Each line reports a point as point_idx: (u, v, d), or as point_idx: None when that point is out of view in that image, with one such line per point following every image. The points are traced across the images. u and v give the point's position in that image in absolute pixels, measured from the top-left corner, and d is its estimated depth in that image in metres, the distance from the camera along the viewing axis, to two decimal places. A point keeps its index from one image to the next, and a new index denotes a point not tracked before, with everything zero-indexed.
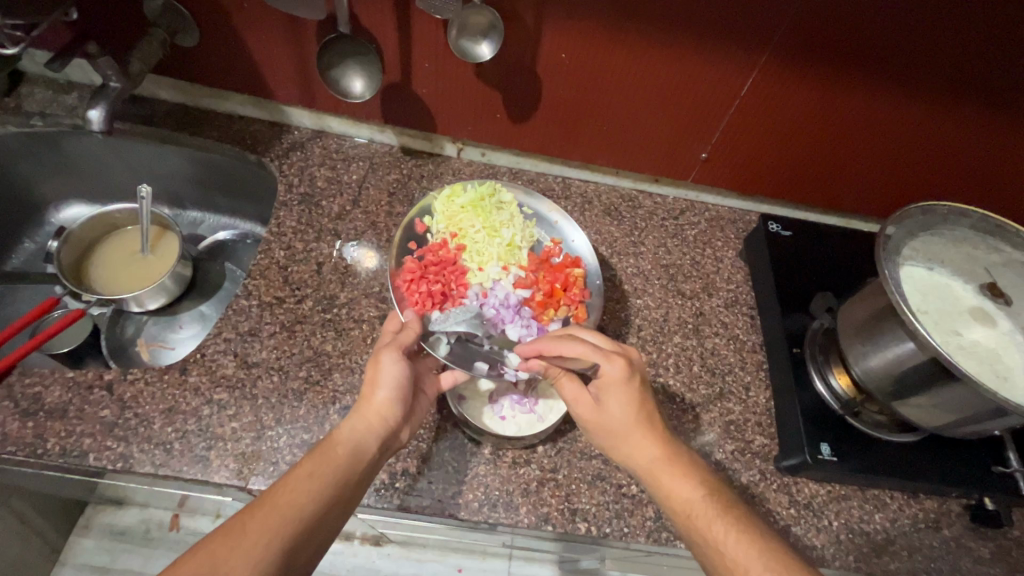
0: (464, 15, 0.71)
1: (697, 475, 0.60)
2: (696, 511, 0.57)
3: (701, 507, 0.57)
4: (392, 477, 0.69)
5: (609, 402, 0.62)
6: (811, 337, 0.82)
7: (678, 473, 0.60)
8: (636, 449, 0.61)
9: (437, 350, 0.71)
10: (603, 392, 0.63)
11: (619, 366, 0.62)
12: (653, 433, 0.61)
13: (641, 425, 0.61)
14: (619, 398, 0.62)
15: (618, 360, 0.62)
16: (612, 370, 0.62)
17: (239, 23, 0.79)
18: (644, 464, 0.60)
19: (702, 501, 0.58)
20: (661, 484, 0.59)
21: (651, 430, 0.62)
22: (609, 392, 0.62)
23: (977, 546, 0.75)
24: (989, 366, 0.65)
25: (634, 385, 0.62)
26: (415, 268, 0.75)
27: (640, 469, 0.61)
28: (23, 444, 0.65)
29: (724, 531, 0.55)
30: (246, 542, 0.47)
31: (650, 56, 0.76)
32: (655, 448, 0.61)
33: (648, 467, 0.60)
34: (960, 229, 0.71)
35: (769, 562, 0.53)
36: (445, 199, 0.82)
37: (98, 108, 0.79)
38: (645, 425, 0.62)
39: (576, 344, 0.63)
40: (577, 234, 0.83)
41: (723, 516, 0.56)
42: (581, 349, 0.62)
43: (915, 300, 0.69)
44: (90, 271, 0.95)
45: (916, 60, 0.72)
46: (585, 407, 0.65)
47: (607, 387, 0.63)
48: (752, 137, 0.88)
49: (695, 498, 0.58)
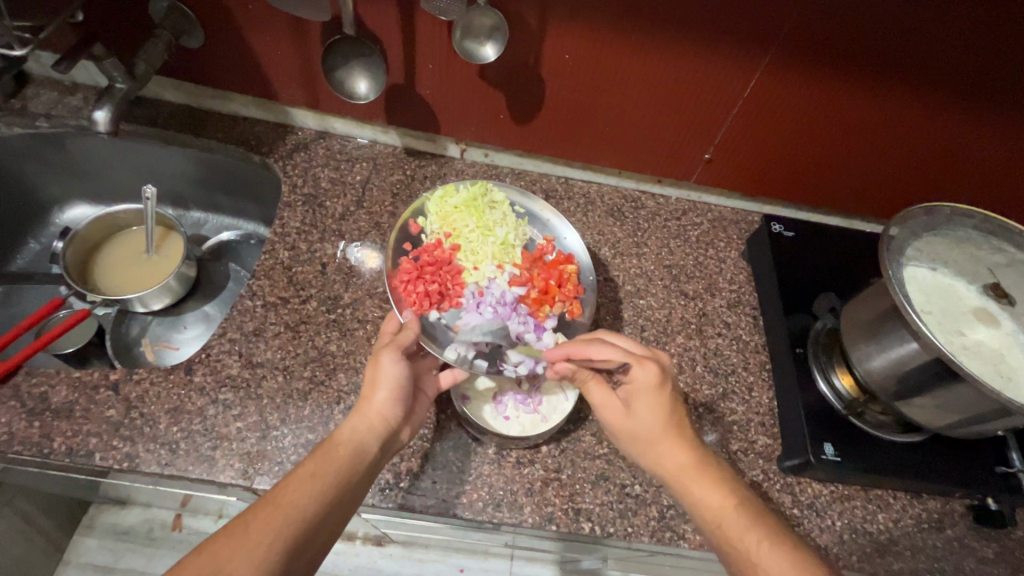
0: (469, 16, 0.72)
1: (727, 483, 0.60)
2: (727, 520, 0.57)
3: (733, 517, 0.57)
4: (396, 476, 0.69)
5: (639, 407, 0.63)
6: (814, 337, 0.83)
7: (708, 481, 0.60)
8: (665, 454, 0.61)
9: (444, 352, 0.71)
10: (634, 395, 0.64)
11: (652, 370, 0.62)
12: (683, 439, 0.62)
13: (671, 431, 0.62)
14: (649, 402, 0.63)
15: (652, 365, 0.62)
16: (644, 374, 0.63)
17: (244, 24, 0.79)
18: (672, 470, 0.61)
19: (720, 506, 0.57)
20: (690, 491, 0.60)
21: (681, 436, 0.62)
22: (640, 397, 0.63)
23: (980, 546, 0.75)
24: (993, 366, 0.65)
25: (666, 390, 0.63)
26: (411, 268, 0.75)
27: (668, 476, 0.61)
28: (30, 443, 0.66)
29: (757, 541, 0.55)
30: (249, 542, 0.48)
31: (652, 57, 0.77)
32: (684, 455, 0.61)
33: (677, 474, 0.61)
34: (964, 229, 0.70)
35: (779, 564, 0.53)
36: (438, 199, 0.82)
37: (104, 109, 0.79)
38: (675, 431, 0.62)
39: (608, 349, 0.63)
40: (569, 232, 0.84)
41: (753, 526, 0.57)
42: (611, 353, 0.63)
43: (919, 300, 0.69)
44: (94, 271, 0.95)
45: (919, 61, 0.72)
46: (612, 411, 0.65)
47: (638, 391, 0.63)
48: (754, 138, 0.88)
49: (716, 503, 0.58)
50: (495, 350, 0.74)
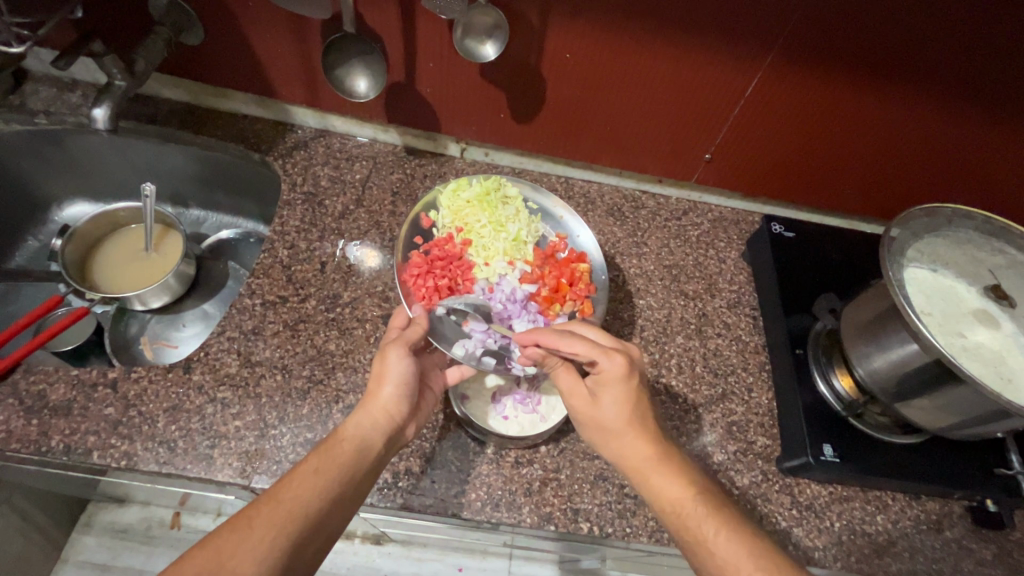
0: (469, 15, 0.71)
1: (686, 475, 0.60)
2: (687, 509, 0.57)
3: (692, 507, 0.57)
4: (395, 475, 0.69)
5: (604, 398, 0.63)
6: (815, 338, 0.82)
7: (670, 474, 0.59)
8: (626, 446, 0.61)
9: (450, 348, 0.71)
10: (600, 386, 0.63)
11: (618, 363, 0.62)
12: (646, 432, 0.62)
13: (634, 423, 0.62)
14: (615, 396, 0.62)
15: (618, 357, 0.62)
16: (611, 366, 0.62)
17: (243, 22, 0.79)
18: (632, 461, 0.61)
19: (690, 500, 0.57)
20: (649, 482, 0.60)
21: (643, 430, 0.62)
22: (607, 389, 0.63)
23: (979, 548, 0.75)
24: (994, 368, 0.65)
25: (632, 383, 0.63)
26: (421, 263, 0.76)
27: (630, 467, 0.61)
28: (28, 441, 0.65)
29: (714, 529, 0.55)
30: (252, 538, 0.48)
31: (652, 56, 0.76)
32: (647, 448, 0.61)
33: (639, 466, 0.60)
34: (964, 230, 0.71)
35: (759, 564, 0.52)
36: (450, 193, 0.81)
37: (103, 107, 0.80)
38: (639, 423, 0.62)
39: (576, 342, 0.63)
40: (584, 230, 0.83)
41: (713, 516, 0.56)
42: (579, 346, 0.63)
43: (920, 302, 0.69)
44: (93, 269, 0.95)
45: (921, 63, 0.72)
46: (579, 399, 0.65)
47: (603, 382, 0.63)
48: (755, 137, 0.88)
49: (684, 496, 0.58)
50: (504, 347, 0.74)
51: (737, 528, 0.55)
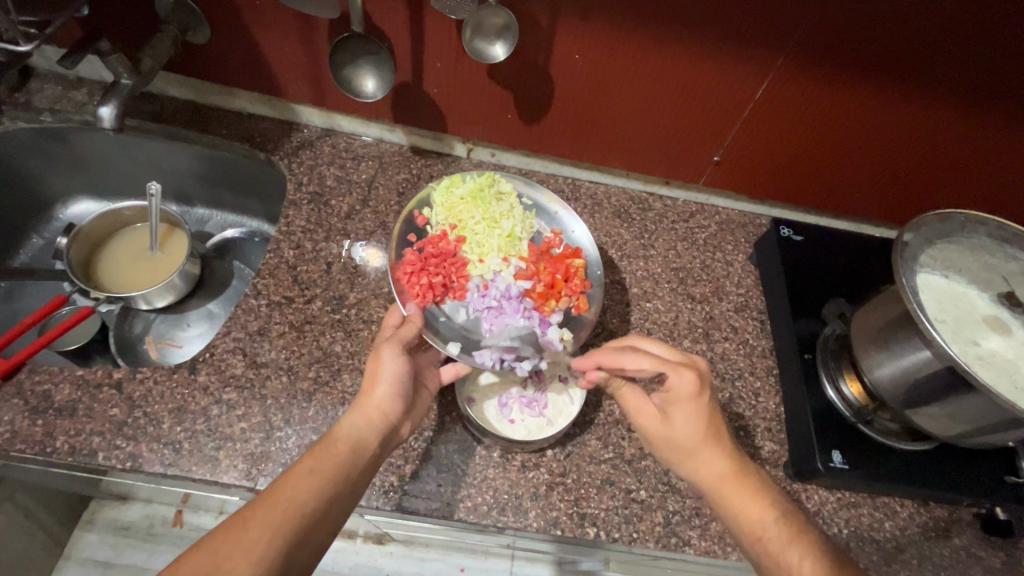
0: (479, 15, 0.71)
1: (763, 493, 0.59)
2: (770, 533, 0.56)
3: (774, 531, 0.56)
4: (400, 478, 0.68)
5: (675, 416, 0.62)
6: (823, 344, 0.82)
7: (747, 492, 0.59)
8: (704, 463, 0.61)
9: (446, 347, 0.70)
10: (671, 403, 0.63)
11: (688, 378, 0.61)
12: (721, 447, 0.61)
13: (709, 440, 0.61)
14: (687, 412, 0.61)
15: (688, 374, 0.61)
16: (680, 383, 0.61)
17: (251, 22, 0.79)
18: (711, 480, 0.60)
19: (773, 522, 0.57)
20: (729, 501, 0.59)
21: (720, 446, 0.61)
22: (678, 405, 0.62)
23: (988, 555, 0.75)
24: (1008, 377, 0.64)
25: (704, 399, 0.62)
26: (415, 260, 0.74)
27: (705, 485, 0.60)
28: (33, 442, 0.65)
29: (798, 555, 0.54)
30: (247, 539, 0.47)
31: (662, 57, 0.76)
32: (723, 465, 0.60)
33: (714, 485, 0.60)
34: (978, 237, 0.71)
35: None
36: (444, 189, 0.81)
37: (110, 106, 0.77)
38: (713, 439, 0.61)
39: (643, 357, 0.62)
40: (578, 226, 0.83)
41: (796, 540, 0.56)
42: (646, 361, 0.62)
43: (932, 309, 0.68)
44: (98, 267, 0.95)
45: (936, 64, 0.71)
46: (647, 417, 0.65)
47: (675, 399, 0.62)
48: (765, 140, 0.87)
49: (767, 518, 0.57)
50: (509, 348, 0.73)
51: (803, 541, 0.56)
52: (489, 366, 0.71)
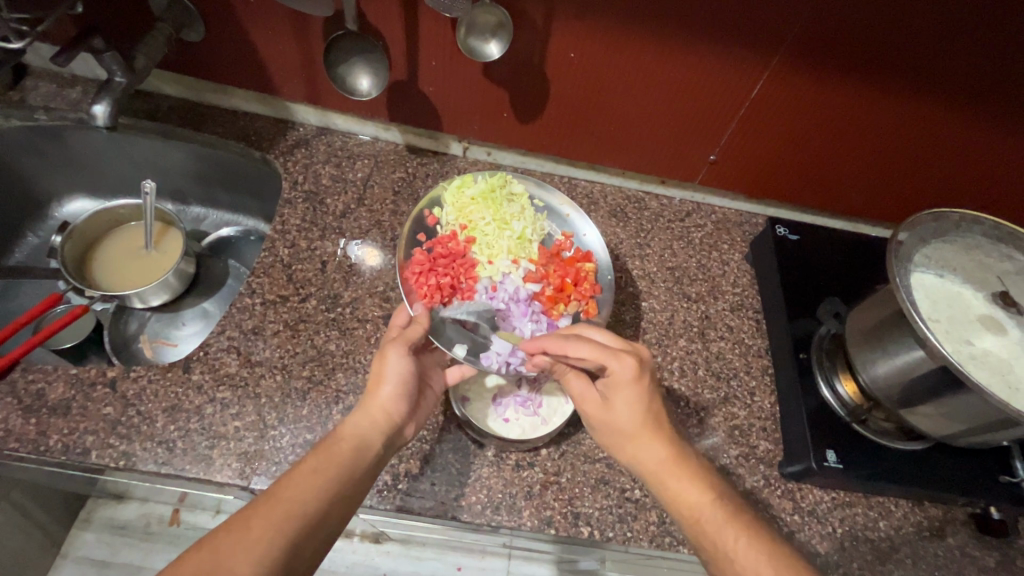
0: (473, 14, 0.71)
1: (706, 481, 0.59)
2: (705, 517, 0.56)
3: (711, 514, 0.56)
4: (394, 477, 0.68)
5: (616, 402, 0.62)
6: (818, 343, 0.82)
7: (686, 476, 0.59)
8: (644, 450, 0.60)
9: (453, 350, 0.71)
10: (611, 389, 0.62)
11: (629, 365, 0.61)
12: (661, 434, 0.61)
13: (648, 426, 0.61)
14: (627, 398, 0.61)
15: (628, 359, 0.61)
16: (622, 369, 0.61)
17: (244, 19, 0.78)
18: (650, 466, 0.59)
19: (709, 505, 0.57)
20: (666, 486, 0.59)
21: (659, 432, 0.61)
22: (618, 392, 0.62)
23: (982, 555, 0.75)
24: (1001, 377, 0.64)
25: (644, 384, 0.61)
26: (424, 260, 0.74)
27: (644, 471, 0.60)
28: (26, 440, 0.65)
29: (734, 537, 0.54)
30: (249, 538, 0.47)
31: (657, 56, 0.76)
32: (662, 451, 0.60)
33: (653, 471, 0.59)
34: (972, 236, 0.71)
35: (779, 567, 0.52)
36: (455, 190, 0.81)
37: (103, 104, 0.79)
38: (652, 426, 0.61)
39: (582, 345, 0.61)
40: (589, 229, 0.82)
41: (732, 522, 0.55)
42: (586, 350, 0.61)
43: (925, 308, 0.68)
44: (92, 266, 0.94)
45: (930, 64, 0.71)
46: (592, 403, 0.65)
47: (615, 386, 0.62)
48: (760, 139, 0.87)
49: (704, 501, 0.57)
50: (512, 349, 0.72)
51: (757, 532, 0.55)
52: (495, 369, 0.72)
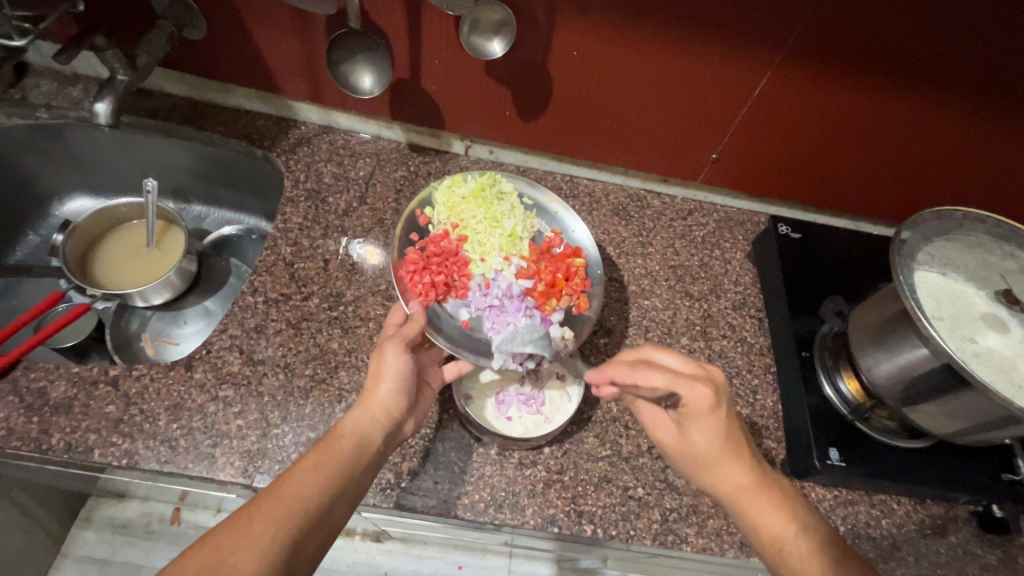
0: (476, 11, 0.71)
1: (785, 505, 0.59)
2: (790, 545, 0.56)
3: (795, 543, 0.56)
4: (397, 476, 0.68)
5: (692, 431, 0.62)
6: (820, 342, 0.82)
7: (769, 505, 0.59)
8: (725, 475, 0.61)
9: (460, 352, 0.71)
10: (688, 418, 0.62)
11: (703, 395, 0.59)
12: (741, 460, 0.61)
13: (727, 454, 0.61)
14: (705, 427, 0.61)
15: (702, 389, 0.59)
16: (696, 398, 0.59)
17: (247, 17, 0.78)
18: (729, 492, 0.60)
19: (794, 534, 0.57)
20: (746, 513, 0.59)
21: (740, 459, 0.61)
22: (695, 421, 0.61)
23: (984, 553, 0.75)
24: (1005, 375, 0.64)
25: (721, 413, 0.60)
26: (417, 259, 0.74)
27: (725, 496, 0.61)
28: (29, 439, 0.65)
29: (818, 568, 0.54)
30: (252, 534, 0.47)
31: (661, 54, 0.76)
32: (742, 477, 0.60)
33: (734, 497, 0.60)
34: (975, 234, 0.71)
35: None
36: (445, 189, 0.81)
37: (105, 101, 0.77)
38: (733, 454, 0.61)
39: (655, 375, 0.59)
40: (579, 225, 0.82)
41: (817, 553, 0.55)
42: (660, 380, 0.59)
43: (929, 306, 0.68)
44: (93, 265, 0.94)
45: (935, 64, 0.71)
46: (667, 430, 0.66)
47: (692, 415, 0.61)
48: (763, 137, 0.87)
49: (788, 530, 0.57)
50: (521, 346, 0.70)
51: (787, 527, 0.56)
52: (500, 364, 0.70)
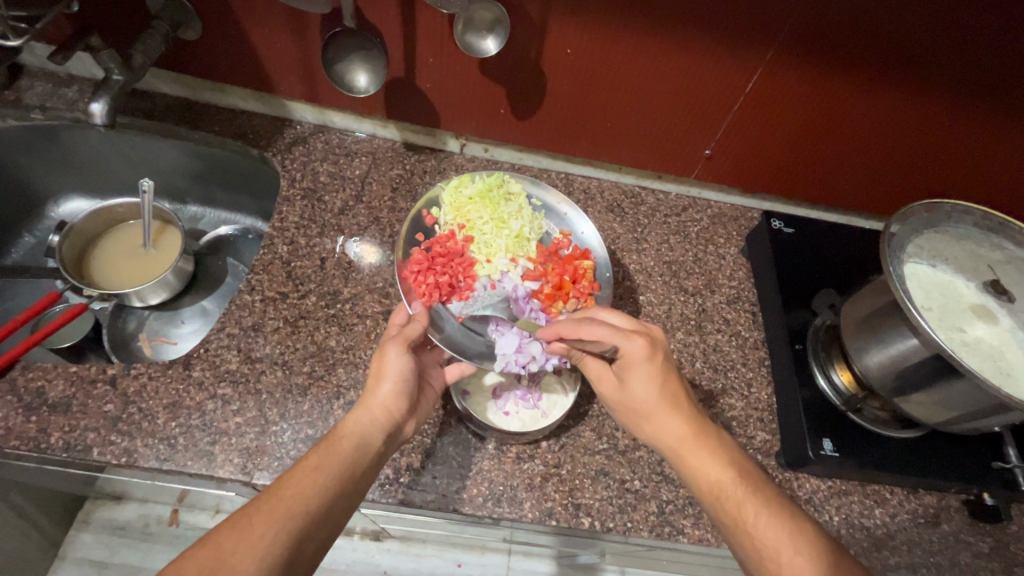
0: (470, 9, 0.72)
1: (726, 454, 0.61)
2: (727, 491, 0.58)
3: (731, 489, 0.58)
4: (396, 471, 0.69)
5: (632, 383, 0.64)
6: (813, 334, 0.83)
7: (704, 453, 0.60)
8: (663, 426, 0.62)
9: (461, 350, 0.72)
10: (626, 371, 0.64)
11: (639, 345, 0.62)
12: (677, 412, 0.62)
13: (665, 404, 0.63)
14: (642, 377, 0.63)
15: (638, 340, 0.62)
16: (633, 349, 0.62)
17: (242, 17, 0.78)
18: (668, 442, 0.62)
19: (730, 481, 0.59)
20: (686, 462, 0.61)
21: (676, 409, 0.62)
22: (632, 372, 0.63)
23: (976, 540, 0.76)
24: (993, 362, 0.65)
25: (656, 362, 0.63)
26: (422, 259, 0.75)
27: (666, 447, 0.62)
28: (28, 438, 0.65)
29: (755, 513, 0.56)
30: (252, 535, 0.47)
31: (651, 51, 0.76)
32: (682, 428, 0.62)
33: (675, 445, 0.61)
34: (965, 226, 0.73)
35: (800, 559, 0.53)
36: (452, 190, 0.80)
37: (101, 101, 0.77)
38: (670, 404, 0.63)
39: (598, 327, 0.63)
40: (586, 225, 0.83)
41: (753, 498, 0.57)
42: (602, 331, 0.63)
43: (918, 296, 0.69)
44: (89, 265, 0.94)
45: (921, 58, 0.72)
46: (607, 384, 0.67)
47: (628, 366, 0.64)
48: (754, 132, 0.88)
49: (724, 478, 0.59)
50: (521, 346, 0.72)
51: (780, 509, 0.56)
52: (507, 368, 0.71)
